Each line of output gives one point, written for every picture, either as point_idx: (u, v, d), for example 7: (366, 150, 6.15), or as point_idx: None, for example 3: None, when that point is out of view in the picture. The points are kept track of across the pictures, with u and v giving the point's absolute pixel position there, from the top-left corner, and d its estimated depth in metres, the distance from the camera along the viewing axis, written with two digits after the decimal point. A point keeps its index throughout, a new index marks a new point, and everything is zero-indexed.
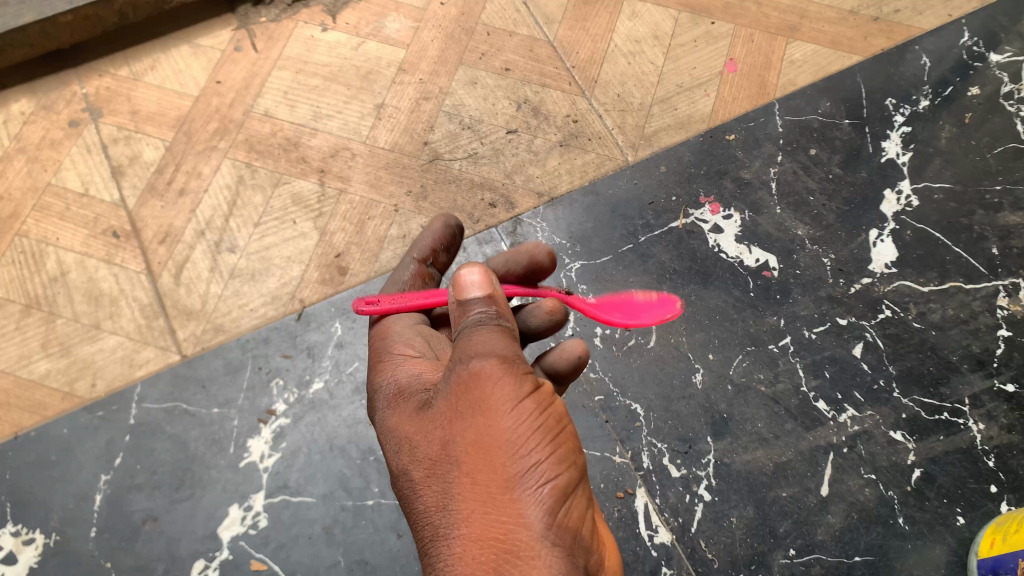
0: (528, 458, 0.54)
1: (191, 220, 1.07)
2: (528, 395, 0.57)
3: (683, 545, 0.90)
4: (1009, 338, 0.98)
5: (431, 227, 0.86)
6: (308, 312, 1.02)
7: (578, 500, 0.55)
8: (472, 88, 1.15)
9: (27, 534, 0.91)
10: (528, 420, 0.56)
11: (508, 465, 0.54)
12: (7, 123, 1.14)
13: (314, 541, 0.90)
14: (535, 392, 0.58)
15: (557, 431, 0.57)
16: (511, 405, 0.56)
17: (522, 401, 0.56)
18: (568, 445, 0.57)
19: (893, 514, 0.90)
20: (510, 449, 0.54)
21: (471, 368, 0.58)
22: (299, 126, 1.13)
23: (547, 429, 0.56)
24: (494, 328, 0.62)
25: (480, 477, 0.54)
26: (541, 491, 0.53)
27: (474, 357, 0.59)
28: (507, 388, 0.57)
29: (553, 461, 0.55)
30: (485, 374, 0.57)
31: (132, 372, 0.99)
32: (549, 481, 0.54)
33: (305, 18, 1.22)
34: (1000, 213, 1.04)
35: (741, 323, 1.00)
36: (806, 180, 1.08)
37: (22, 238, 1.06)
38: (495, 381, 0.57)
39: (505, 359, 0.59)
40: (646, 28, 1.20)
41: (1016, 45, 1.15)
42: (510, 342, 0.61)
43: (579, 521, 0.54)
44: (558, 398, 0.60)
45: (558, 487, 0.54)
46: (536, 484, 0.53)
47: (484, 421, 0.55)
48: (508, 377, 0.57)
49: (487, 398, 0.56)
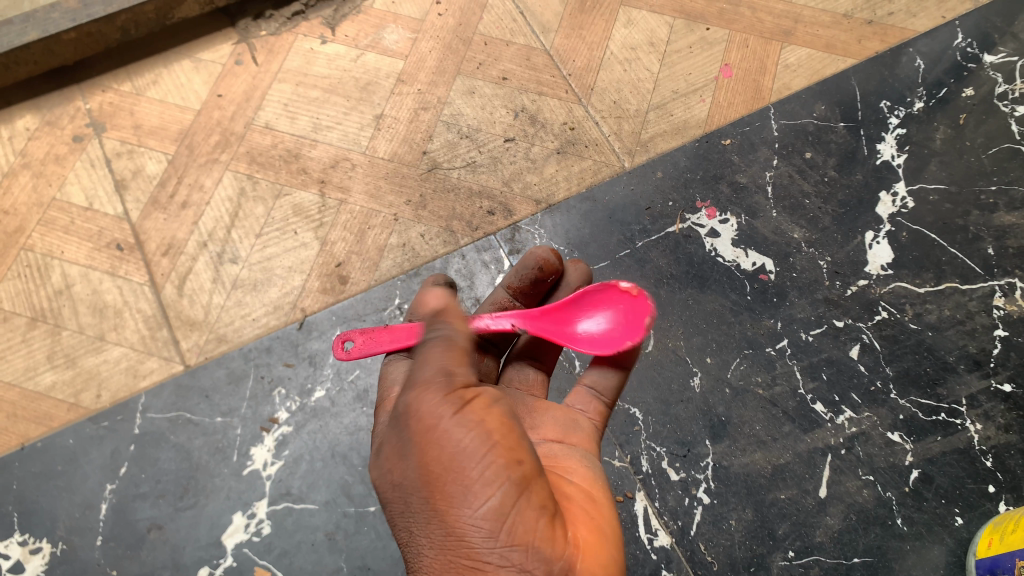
0: (461, 481, 0.56)
1: (193, 231, 1.09)
2: (456, 418, 0.59)
3: (682, 548, 0.90)
4: (1005, 338, 0.98)
5: (427, 267, 0.89)
6: (309, 321, 1.03)
7: (522, 507, 0.55)
8: (469, 97, 1.17)
9: (33, 544, 0.92)
10: (455, 443, 0.57)
11: (446, 494, 0.56)
12: (12, 139, 1.16)
13: (316, 548, 0.91)
14: (464, 409, 0.60)
15: (492, 440, 0.58)
16: (440, 433, 0.58)
17: (449, 424, 0.58)
18: (507, 452, 0.57)
19: (892, 515, 0.90)
20: (446, 477, 0.57)
21: (406, 409, 0.61)
22: (299, 137, 1.15)
23: (480, 444, 0.57)
24: (433, 358, 0.64)
25: (426, 512, 0.57)
26: (478, 512, 0.55)
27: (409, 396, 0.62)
28: (435, 417, 0.59)
29: (488, 476, 0.56)
30: (415, 413, 0.60)
31: (137, 382, 1.00)
32: (483, 502, 0.55)
33: (304, 31, 1.23)
34: (995, 213, 1.05)
35: (738, 326, 1.00)
36: (801, 184, 1.09)
37: (28, 252, 1.08)
38: (424, 414, 0.60)
39: (432, 389, 0.61)
40: (642, 36, 1.21)
41: (1010, 46, 1.16)
42: (446, 362, 0.64)
43: (527, 528, 0.54)
44: (493, 411, 0.61)
45: (496, 501, 0.55)
46: (472, 508, 0.55)
47: (419, 457, 0.58)
48: (435, 407, 0.60)
49: (421, 434, 0.59)
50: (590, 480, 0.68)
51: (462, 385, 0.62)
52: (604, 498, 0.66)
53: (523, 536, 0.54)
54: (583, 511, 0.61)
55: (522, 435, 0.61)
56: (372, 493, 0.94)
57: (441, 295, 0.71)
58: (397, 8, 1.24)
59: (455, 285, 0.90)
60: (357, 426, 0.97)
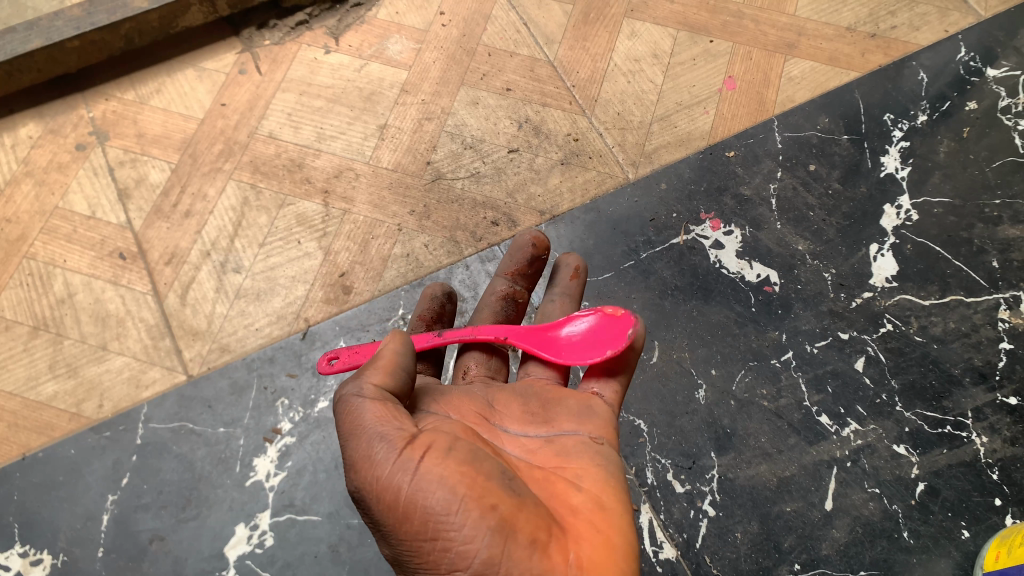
0: (444, 547, 0.55)
1: (197, 241, 1.09)
2: (413, 483, 0.56)
3: (687, 561, 0.90)
4: (1011, 351, 0.98)
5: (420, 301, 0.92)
6: (313, 331, 1.02)
7: (511, 551, 0.53)
8: (474, 108, 1.17)
9: (33, 556, 0.92)
10: (422, 509, 0.55)
11: (434, 561, 0.56)
12: (15, 147, 1.16)
13: (320, 560, 0.91)
14: (419, 469, 0.57)
15: (458, 494, 0.55)
16: (403, 504, 0.56)
17: (406, 494, 0.56)
18: (477, 501, 0.55)
19: (898, 528, 0.90)
20: (427, 548, 0.56)
21: (362, 486, 0.60)
22: (303, 147, 1.15)
23: (447, 501, 0.55)
24: (364, 423, 0.62)
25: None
26: (472, 570, 0.54)
27: (357, 475, 0.60)
28: (394, 490, 0.57)
29: (466, 534, 0.54)
30: (373, 490, 0.58)
31: (139, 392, 1.00)
32: (473, 558, 0.54)
33: (308, 41, 1.24)
34: (1000, 226, 1.05)
35: (743, 338, 1.00)
36: (806, 196, 1.09)
37: (30, 260, 1.08)
38: (383, 490, 0.58)
39: (376, 458, 0.59)
40: (646, 47, 1.22)
41: (1012, 60, 1.17)
42: (375, 425, 0.61)
43: (524, 569, 0.53)
44: (446, 457, 0.58)
45: (484, 553, 0.53)
46: (466, 568, 0.54)
47: (394, 533, 0.57)
48: (391, 477, 0.57)
49: (388, 509, 0.57)
50: (602, 480, 0.65)
51: (404, 442, 0.59)
52: (616, 503, 0.63)
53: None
54: (588, 522, 0.59)
55: (489, 470, 0.58)
56: None
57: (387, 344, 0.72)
58: (401, 18, 1.25)
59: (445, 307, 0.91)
60: None
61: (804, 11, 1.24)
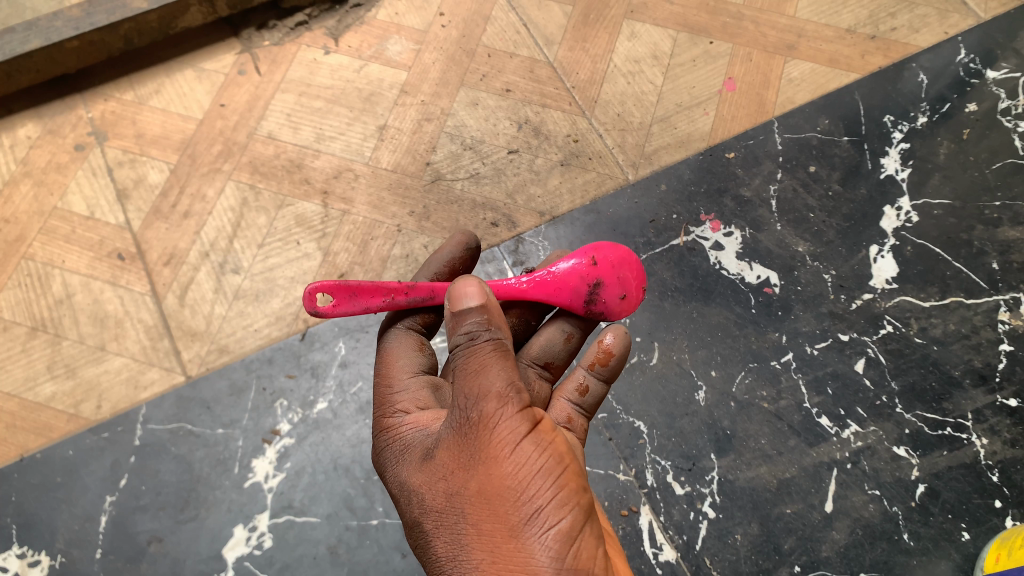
0: (533, 503, 0.56)
1: (195, 242, 1.08)
2: (527, 435, 0.58)
3: (688, 562, 0.89)
4: (1010, 352, 0.98)
5: (448, 245, 0.85)
6: (312, 332, 1.02)
7: (587, 537, 0.56)
8: (473, 109, 1.17)
9: (31, 557, 0.91)
10: (529, 464, 0.57)
11: (514, 513, 0.56)
12: (14, 148, 1.15)
13: (318, 561, 0.91)
14: (537, 428, 0.59)
15: (563, 466, 0.58)
16: (513, 449, 0.57)
17: (522, 442, 0.57)
18: (576, 480, 0.58)
19: (898, 530, 0.90)
20: (515, 495, 0.56)
21: (470, 416, 0.59)
22: (302, 148, 1.15)
23: (551, 465, 0.57)
24: (499, 356, 0.62)
25: (490, 527, 0.56)
26: (548, 535, 0.55)
27: (473, 403, 0.59)
28: (510, 433, 0.58)
29: (559, 500, 0.56)
30: (485, 420, 0.58)
31: (137, 393, 0.99)
32: (553, 525, 0.55)
33: (308, 42, 1.24)
34: (1000, 228, 1.05)
35: (743, 340, 1.00)
36: (806, 197, 1.09)
37: (28, 261, 1.07)
38: (495, 428, 0.58)
39: (504, 394, 0.59)
40: (646, 48, 1.22)
41: (1012, 62, 1.17)
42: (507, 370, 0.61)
43: (591, 559, 0.55)
44: (556, 433, 0.61)
45: (564, 527, 0.55)
46: (542, 530, 0.55)
47: (487, 472, 0.57)
48: (512, 419, 0.58)
49: (491, 445, 0.57)
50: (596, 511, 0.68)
51: (529, 400, 0.61)
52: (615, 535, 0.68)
53: (587, 563, 0.54)
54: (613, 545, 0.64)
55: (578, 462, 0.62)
56: (375, 507, 0.93)
57: (480, 285, 0.64)
58: (401, 19, 1.25)
59: (471, 259, 0.86)
60: (360, 438, 0.97)
61: (804, 12, 1.24)
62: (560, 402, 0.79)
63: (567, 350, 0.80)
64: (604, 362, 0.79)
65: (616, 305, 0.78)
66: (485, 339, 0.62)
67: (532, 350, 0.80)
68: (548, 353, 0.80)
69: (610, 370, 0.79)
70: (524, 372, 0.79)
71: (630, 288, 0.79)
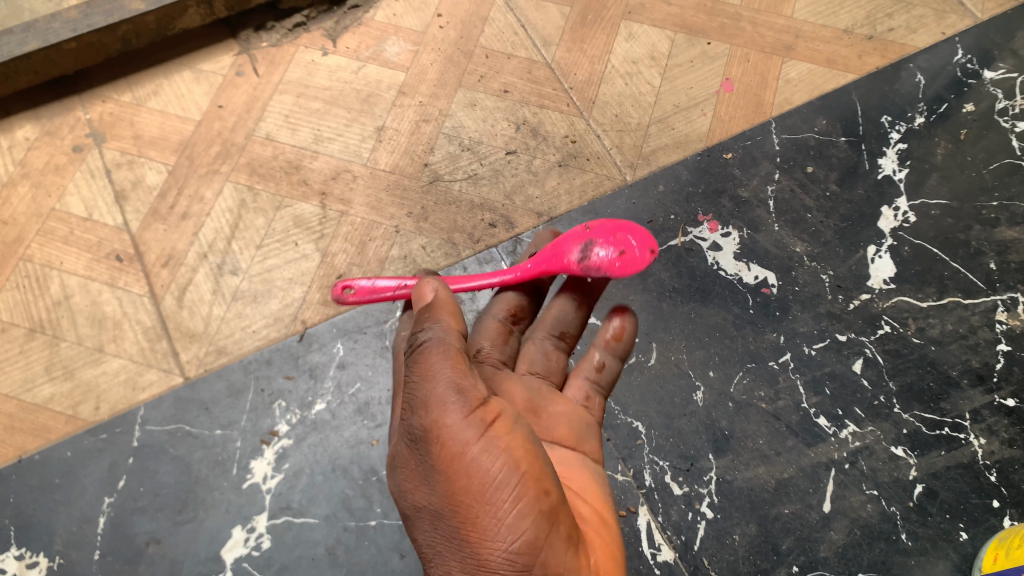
0: (494, 514, 0.55)
1: (193, 243, 1.08)
2: (479, 442, 0.57)
3: (685, 562, 0.90)
4: (1008, 353, 0.98)
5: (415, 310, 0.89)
6: (310, 333, 1.02)
7: (553, 540, 0.55)
8: (471, 110, 1.17)
9: (29, 559, 0.91)
10: (485, 473, 0.56)
11: (477, 524, 0.55)
12: (12, 149, 1.15)
13: (317, 563, 0.91)
14: (489, 433, 0.57)
15: (521, 470, 0.57)
16: (465, 459, 0.56)
17: (474, 451, 0.56)
18: (535, 482, 0.57)
19: (896, 530, 0.90)
20: (475, 508, 0.56)
21: (422, 430, 0.58)
22: (300, 149, 1.15)
23: (508, 471, 0.56)
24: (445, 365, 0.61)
25: (457, 539, 0.56)
26: (513, 545, 0.54)
27: (423, 416, 0.59)
28: (461, 444, 0.57)
29: (519, 508, 0.55)
30: (434, 432, 0.57)
31: (136, 395, 0.99)
32: (517, 534, 0.55)
33: (306, 43, 1.24)
34: (997, 228, 1.05)
35: (741, 340, 1.00)
36: (803, 198, 1.09)
37: (26, 262, 1.07)
38: (447, 440, 0.57)
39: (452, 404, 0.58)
40: (643, 49, 1.22)
41: (1009, 62, 1.17)
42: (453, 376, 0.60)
43: (559, 562, 0.55)
44: (513, 432, 0.59)
45: (528, 534, 0.55)
46: (506, 541, 0.55)
47: (444, 485, 0.56)
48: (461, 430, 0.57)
49: (444, 460, 0.56)
50: (595, 495, 0.68)
51: (478, 403, 0.59)
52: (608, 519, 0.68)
53: (555, 568, 0.54)
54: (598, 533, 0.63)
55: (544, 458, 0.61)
56: (373, 508, 0.93)
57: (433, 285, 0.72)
58: (399, 20, 1.25)
59: None
60: (358, 440, 0.97)
61: (801, 13, 1.24)
62: (578, 382, 0.81)
63: (579, 321, 0.83)
64: (618, 337, 0.81)
65: (613, 261, 0.79)
66: (429, 350, 0.63)
67: (547, 323, 0.83)
68: (563, 325, 0.82)
69: (625, 345, 0.82)
70: (539, 346, 0.82)
71: (629, 247, 0.80)
